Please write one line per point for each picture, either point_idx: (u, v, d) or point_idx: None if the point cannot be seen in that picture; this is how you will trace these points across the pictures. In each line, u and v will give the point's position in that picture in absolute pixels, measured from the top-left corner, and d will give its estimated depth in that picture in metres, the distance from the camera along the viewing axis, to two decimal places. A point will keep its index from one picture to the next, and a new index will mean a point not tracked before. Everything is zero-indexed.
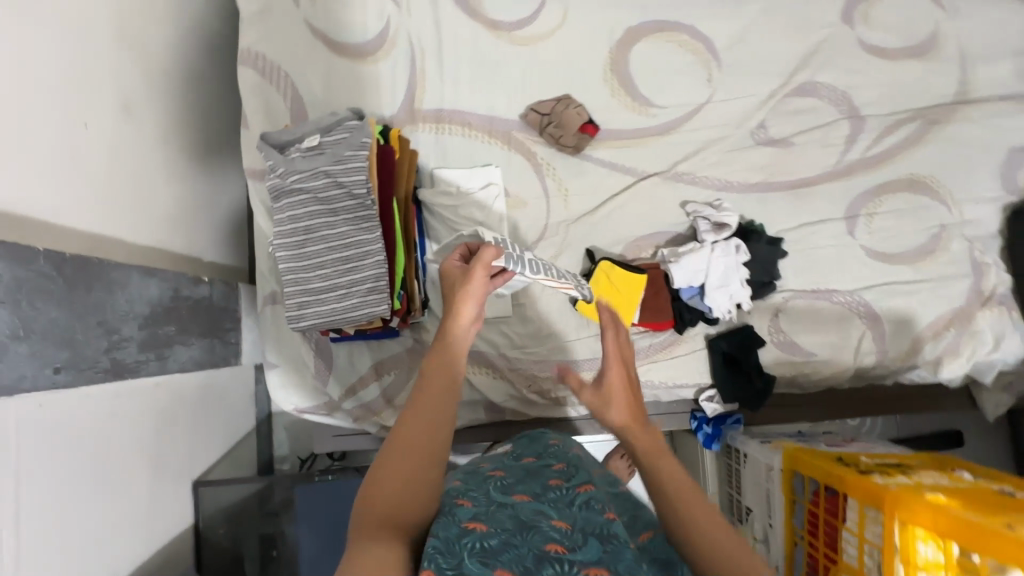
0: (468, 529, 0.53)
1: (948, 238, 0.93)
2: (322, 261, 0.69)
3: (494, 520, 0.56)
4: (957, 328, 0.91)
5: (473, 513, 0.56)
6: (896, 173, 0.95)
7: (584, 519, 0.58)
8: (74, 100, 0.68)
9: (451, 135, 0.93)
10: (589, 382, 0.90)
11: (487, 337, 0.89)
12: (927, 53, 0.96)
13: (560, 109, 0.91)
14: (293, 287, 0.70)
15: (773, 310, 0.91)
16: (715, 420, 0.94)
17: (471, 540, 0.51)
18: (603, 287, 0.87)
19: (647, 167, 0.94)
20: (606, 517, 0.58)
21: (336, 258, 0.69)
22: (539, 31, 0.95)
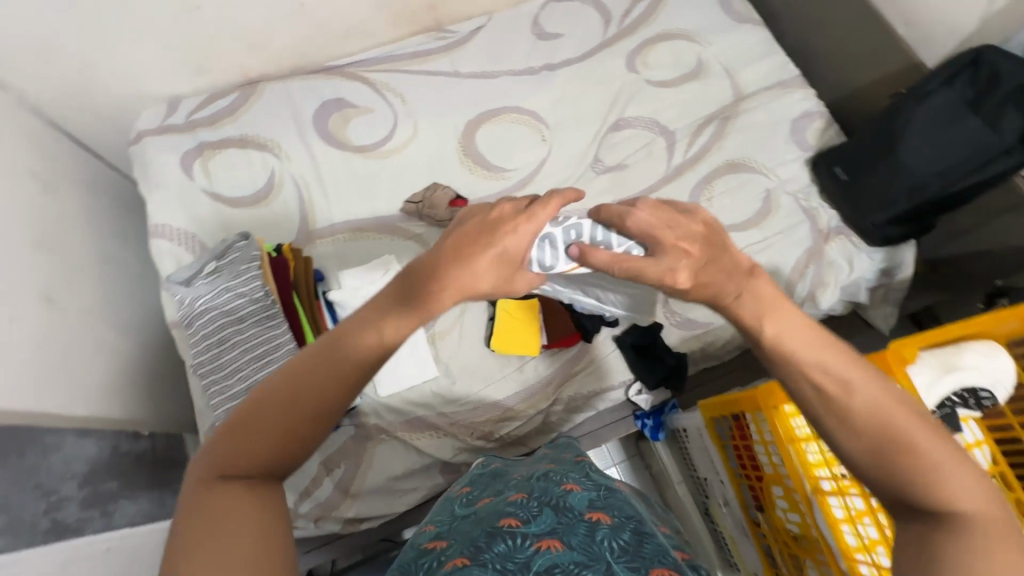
0: (428, 548, 0.54)
1: (777, 197, 1.10)
2: (237, 364, 0.76)
3: (453, 533, 0.56)
4: (815, 264, 1.05)
5: (433, 536, 0.57)
6: (715, 163, 1.14)
7: (542, 497, 0.58)
8: None
9: (346, 241, 1.08)
10: (525, 413, 0.97)
11: (421, 401, 0.96)
12: (699, 74, 1.22)
13: (429, 195, 1.08)
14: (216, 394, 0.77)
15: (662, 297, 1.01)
16: (654, 413, 1.02)
17: (433, 555, 0.52)
18: (507, 323, 0.96)
19: None
20: (565, 489, 0.59)
21: (250, 357, 0.76)
22: (399, 142, 1.16)
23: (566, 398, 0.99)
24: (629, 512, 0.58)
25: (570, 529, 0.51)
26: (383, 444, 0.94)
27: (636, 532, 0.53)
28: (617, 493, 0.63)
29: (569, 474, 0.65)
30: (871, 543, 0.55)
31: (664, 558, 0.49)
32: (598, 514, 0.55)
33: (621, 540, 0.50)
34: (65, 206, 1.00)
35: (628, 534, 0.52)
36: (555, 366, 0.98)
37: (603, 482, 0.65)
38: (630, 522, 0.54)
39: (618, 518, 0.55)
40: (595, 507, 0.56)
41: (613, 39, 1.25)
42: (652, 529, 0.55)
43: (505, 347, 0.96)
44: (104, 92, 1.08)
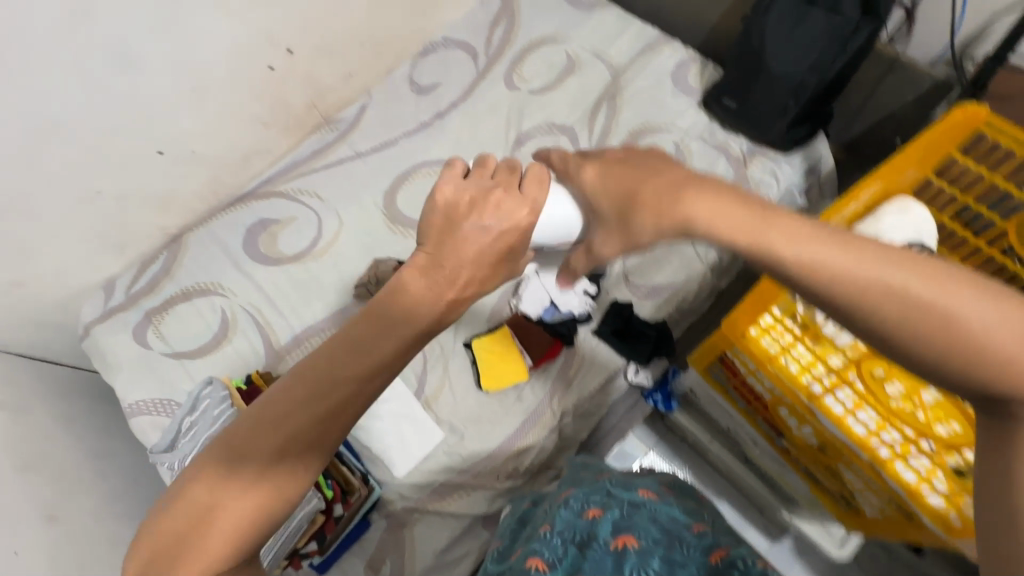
0: None
1: (686, 145, 1.15)
2: None
3: None
4: (745, 190, 1.09)
5: None
6: (620, 138, 1.19)
7: (566, 532, 0.57)
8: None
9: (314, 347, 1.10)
10: (539, 437, 0.96)
11: (439, 467, 0.95)
12: (574, 67, 1.28)
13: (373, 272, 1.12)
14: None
15: (622, 277, 1.03)
16: (660, 385, 1.01)
17: None
18: (490, 359, 0.97)
19: None
20: (589, 518, 0.58)
21: None
22: (329, 236, 1.20)
23: (572, 407, 0.98)
24: (657, 528, 0.57)
25: (601, 559, 0.52)
26: (418, 523, 0.93)
27: (665, 556, 0.53)
28: (646, 502, 0.62)
29: (591, 495, 0.64)
30: (877, 426, 0.56)
31: None
32: (625, 538, 0.54)
33: (651, 570, 0.51)
34: (37, 421, 1.00)
35: (656, 561, 0.51)
36: (550, 380, 0.98)
37: (627, 496, 0.63)
38: (658, 545, 0.54)
39: (646, 540, 0.54)
40: (621, 530, 0.56)
41: (486, 69, 1.32)
42: (682, 544, 0.55)
43: (495, 382, 0.97)
44: (39, 302, 1.09)
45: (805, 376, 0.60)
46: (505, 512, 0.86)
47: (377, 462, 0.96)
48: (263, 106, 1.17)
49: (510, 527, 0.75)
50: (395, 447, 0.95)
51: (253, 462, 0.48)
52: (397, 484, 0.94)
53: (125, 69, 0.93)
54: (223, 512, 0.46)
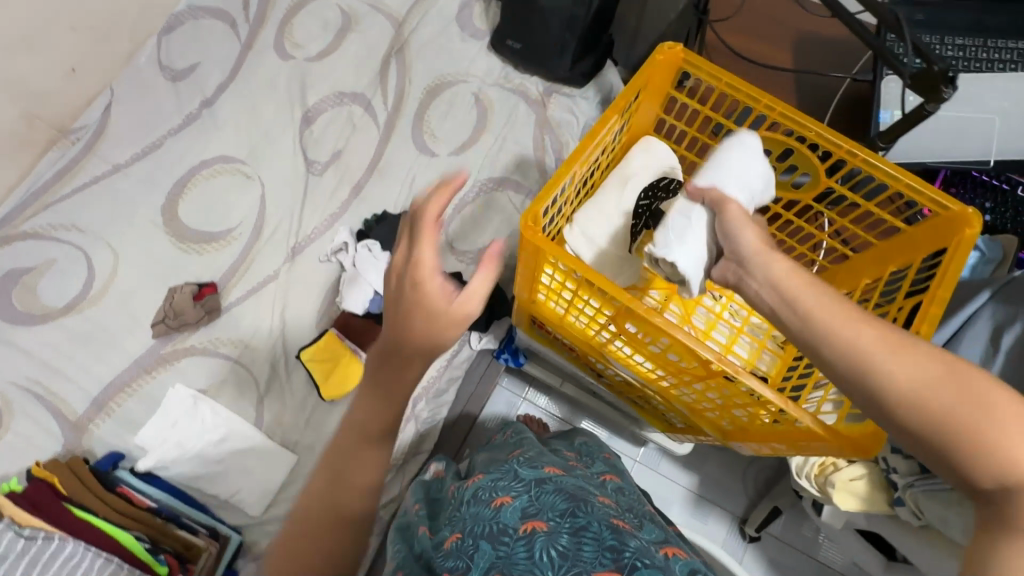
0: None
1: (485, 94, 1.11)
2: None
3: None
4: (549, 132, 1.09)
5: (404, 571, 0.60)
6: (417, 97, 1.11)
7: (475, 528, 0.55)
8: None
9: (122, 406, 0.95)
10: (397, 429, 0.95)
11: (299, 492, 0.90)
12: (351, 22, 1.15)
13: (170, 304, 0.97)
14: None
15: (445, 249, 1.02)
16: (506, 343, 1.02)
17: None
18: (325, 367, 0.93)
19: (273, 267, 1.02)
20: (495, 508, 0.56)
21: None
22: (105, 273, 1.01)
23: (423, 392, 0.97)
24: (562, 497, 0.56)
25: (512, 550, 0.51)
26: None
27: (573, 527, 0.52)
28: (551, 476, 0.62)
29: (498, 481, 0.61)
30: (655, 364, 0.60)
31: (602, 552, 0.49)
32: (534, 522, 0.53)
33: (560, 546, 0.50)
34: None
35: (565, 536, 0.51)
36: None
37: (531, 473, 0.62)
38: (566, 518, 0.53)
39: (553, 518, 0.53)
40: (530, 515, 0.54)
41: (250, 38, 1.14)
42: (587, 507, 0.55)
43: (338, 389, 0.92)
44: None
45: (592, 330, 0.62)
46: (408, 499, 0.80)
47: (228, 506, 0.89)
48: None
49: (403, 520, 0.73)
50: (242, 486, 0.89)
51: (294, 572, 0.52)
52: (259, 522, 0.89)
53: None
54: None
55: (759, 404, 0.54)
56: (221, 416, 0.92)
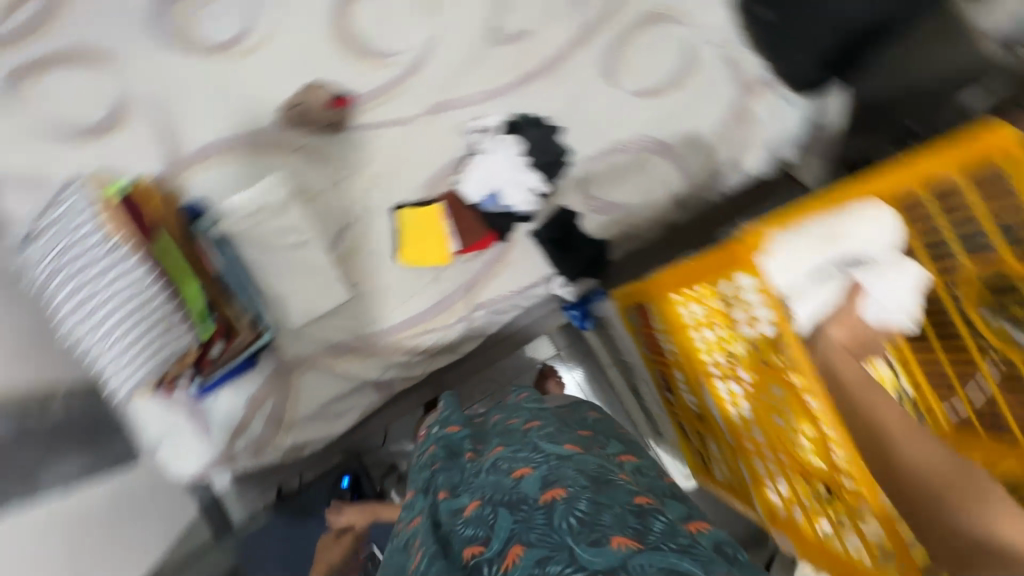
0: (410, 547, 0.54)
1: (702, 49, 0.98)
2: (111, 324, 0.73)
3: (420, 544, 0.52)
4: (739, 124, 0.98)
5: (420, 525, 0.56)
6: (637, 12, 0.97)
7: (495, 495, 0.53)
8: None
9: (222, 163, 0.95)
10: (446, 321, 0.94)
11: (338, 327, 0.92)
12: None
13: (304, 95, 0.93)
14: (111, 356, 0.75)
15: (576, 183, 0.95)
16: (581, 301, 1.00)
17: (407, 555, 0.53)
18: (415, 233, 0.91)
19: (410, 112, 0.97)
20: (515, 477, 0.55)
21: (121, 316, 0.72)
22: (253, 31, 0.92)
23: (487, 302, 0.95)
24: (584, 475, 0.54)
25: (531, 513, 0.50)
26: (308, 372, 0.93)
27: (595, 498, 0.50)
28: (572, 452, 0.59)
29: (518, 453, 0.59)
30: (750, 417, 0.58)
31: (626, 526, 0.47)
32: (554, 491, 0.51)
33: (579, 513, 0.48)
34: None
35: (584, 502, 0.49)
36: (474, 270, 0.94)
37: (553, 447, 0.59)
38: (586, 489, 0.51)
39: (573, 487, 0.52)
40: (549, 486, 0.52)
41: None
42: (608, 491, 0.52)
43: (416, 259, 0.91)
44: None
45: (706, 354, 0.60)
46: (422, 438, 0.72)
47: (270, 307, 0.90)
48: None
49: (420, 473, 0.65)
50: (291, 297, 0.90)
51: None
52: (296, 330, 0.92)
53: None
54: None
55: (824, 505, 0.55)
56: (302, 224, 0.91)
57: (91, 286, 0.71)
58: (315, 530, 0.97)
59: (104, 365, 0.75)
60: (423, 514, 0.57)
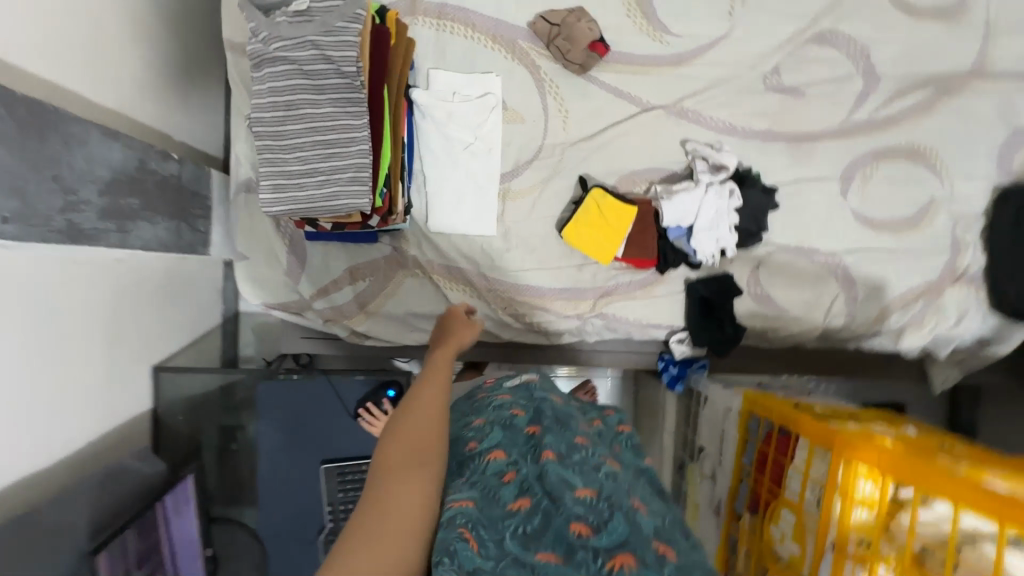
0: (491, 471, 0.51)
1: (934, 211, 0.94)
2: (302, 143, 0.64)
3: (514, 482, 0.51)
4: (925, 301, 0.94)
5: (507, 463, 0.53)
6: (899, 139, 0.94)
7: (611, 497, 0.50)
8: None
9: (452, 34, 0.87)
10: (563, 310, 0.90)
11: (467, 254, 0.88)
12: (954, 17, 0.93)
13: (572, 21, 0.85)
14: (281, 172, 0.65)
15: (753, 261, 0.92)
16: (682, 363, 0.95)
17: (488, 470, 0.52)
18: (592, 217, 0.85)
19: (652, 99, 0.90)
20: (634, 503, 0.50)
21: (318, 141, 0.64)
22: None
23: (609, 316, 0.91)
24: (695, 548, 0.50)
25: (643, 549, 0.46)
26: (413, 277, 0.88)
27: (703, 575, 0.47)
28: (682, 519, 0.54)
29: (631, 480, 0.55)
30: None
31: None
32: (665, 546, 0.47)
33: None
34: None
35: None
36: (616, 282, 0.90)
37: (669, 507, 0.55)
38: (697, 565, 0.48)
39: (685, 556, 0.48)
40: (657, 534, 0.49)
41: None
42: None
43: (577, 240, 0.86)
44: None
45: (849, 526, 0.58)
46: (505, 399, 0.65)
47: (422, 200, 0.87)
48: None
49: (496, 410, 0.60)
50: (446, 201, 0.86)
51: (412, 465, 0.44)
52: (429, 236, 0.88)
53: None
54: (399, 492, 0.42)
55: None
56: (492, 137, 0.87)
57: (306, 97, 0.63)
58: (324, 417, 0.92)
59: (260, 178, 0.66)
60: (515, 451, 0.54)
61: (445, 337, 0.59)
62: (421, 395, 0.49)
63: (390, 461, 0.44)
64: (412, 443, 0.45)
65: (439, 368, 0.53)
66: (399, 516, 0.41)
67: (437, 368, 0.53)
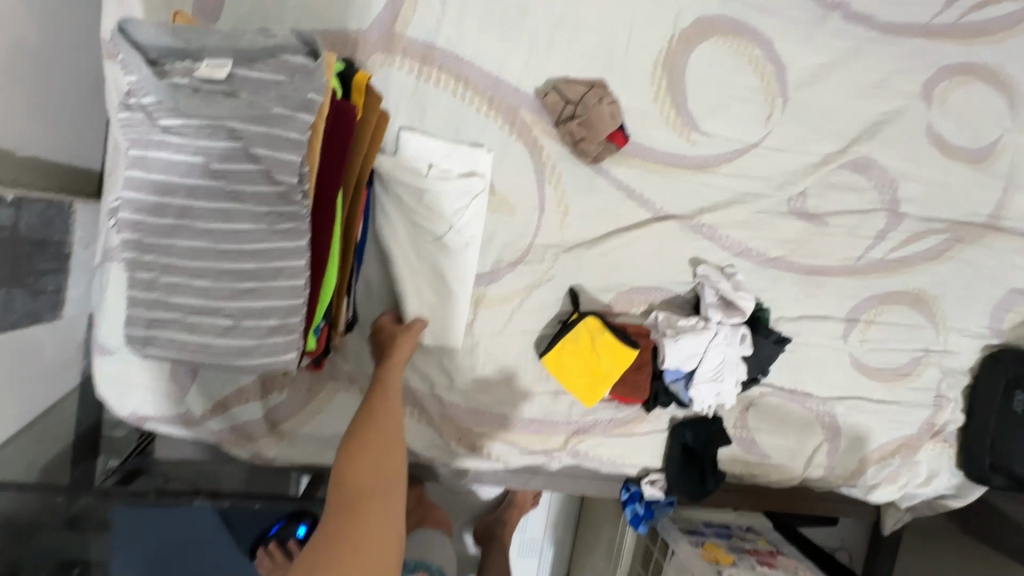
0: None
1: (926, 363, 0.89)
2: (199, 268, 0.42)
3: None
4: (901, 457, 0.89)
5: None
6: (907, 284, 0.86)
7: None
8: None
9: (437, 88, 0.66)
10: (529, 446, 0.75)
11: (420, 369, 0.70)
12: (982, 162, 0.86)
13: (592, 101, 0.68)
14: (163, 306, 0.43)
15: (743, 402, 0.82)
16: (648, 500, 0.83)
17: None
18: (580, 347, 0.70)
19: (667, 206, 0.76)
20: None
21: (225, 269, 0.42)
22: None
23: (582, 454, 0.77)
24: None
25: None
26: (348, 394, 0.68)
27: None
28: None
29: None
30: None
31: None
32: None
33: None
34: None
35: None
36: (595, 417, 0.76)
37: None
38: None
39: None
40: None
41: (939, 34, 0.81)
42: None
43: (558, 370, 0.71)
44: None
45: None
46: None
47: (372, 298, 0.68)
48: None
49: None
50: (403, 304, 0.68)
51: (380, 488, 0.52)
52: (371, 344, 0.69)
53: None
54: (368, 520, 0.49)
55: None
56: (469, 230, 0.68)
57: (212, 204, 0.41)
58: (200, 554, 0.73)
59: (127, 305, 0.43)
60: None
61: (386, 347, 0.64)
62: (380, 408, 0.56)
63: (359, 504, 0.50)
64: (372, 467, 0.52)
65: (391, 376, 0.61)
66: (376, 536, 0.48)
67: (388, 375, 0.61)
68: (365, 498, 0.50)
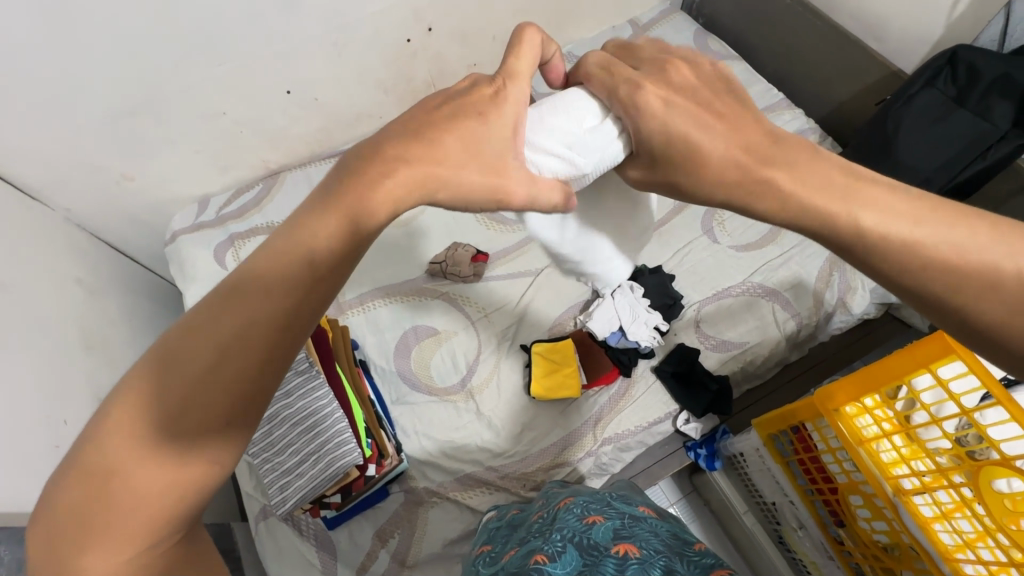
0: (479, 551, 0.74)
1: None
2: (290, 439, 0.80)
3: (494, 539, 0.75)
4: (839, 270, 1.05)
5: (484, 546, 0.74)
6: None
7: (566, 532, 0.59)
8: (47, 411, 0.82)
9: (376, 309, 1.06)
10: (576, 457, 0.94)
11: (469, 458, 0.95)
12: None
13: (450, 254, 1.08)
14: (283, 472, 0.80)
15: (692, 324, 1.03)
16: (706, 441, 0.99)
17: (477, 554, 0.73)
18: (546, 367, 0.97)
19: (537, 264, 1.11)
20: (586, 521, 0.60)
21: (300, 429, 0.80)
22: None
23: (613, 437, 0.96)
24: (618, 511, 0.64)
25: (594, 511, 0.63)
26: (434, 507, 0.92)
27: (631, 527, 0.59)
28: (646, 513, 0.66)
29: (590, 504, 0.66)
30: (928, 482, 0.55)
31: (642, 528, 0.59)
32: (594, 517, 0.61)
33: (619, 523, 0.60)
34: (108, 308, 1.09)
35: (626, 527, 0.59)
36: (598, 405, 0.97)
37: (627, 509, 0.65)
38: (619, 517, 0.62)
39: (610, 517, 0.61)
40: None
41: None
42: (643, 521, 0.62)
43: (546, 391, 0.95)
44: (141, 199, 1.18)
45: (875, 441, 0.59)
46: (489, 516, 0.87)
47: (410, 435, 0.97)
48: (388, 74, 1.24)
49: (486, 533, 0.80)
50: (429, 428, 0.97)
51: (153, 482, 0.34)
52: (437, 426, 0.97)
53: (286, 8, 1.00)
54: (101, 530, 0.33)
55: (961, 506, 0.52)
56: (441, 359, 1.03)
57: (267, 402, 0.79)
58: None
59: (269, 485, 0.81)
60: (493, 538, 0.75)
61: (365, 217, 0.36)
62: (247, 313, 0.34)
63: (90, 486, 0.34)
64: (173, 403, 0.34)
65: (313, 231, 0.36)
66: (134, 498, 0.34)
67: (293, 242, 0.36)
68: (117, 476, 0.34)
